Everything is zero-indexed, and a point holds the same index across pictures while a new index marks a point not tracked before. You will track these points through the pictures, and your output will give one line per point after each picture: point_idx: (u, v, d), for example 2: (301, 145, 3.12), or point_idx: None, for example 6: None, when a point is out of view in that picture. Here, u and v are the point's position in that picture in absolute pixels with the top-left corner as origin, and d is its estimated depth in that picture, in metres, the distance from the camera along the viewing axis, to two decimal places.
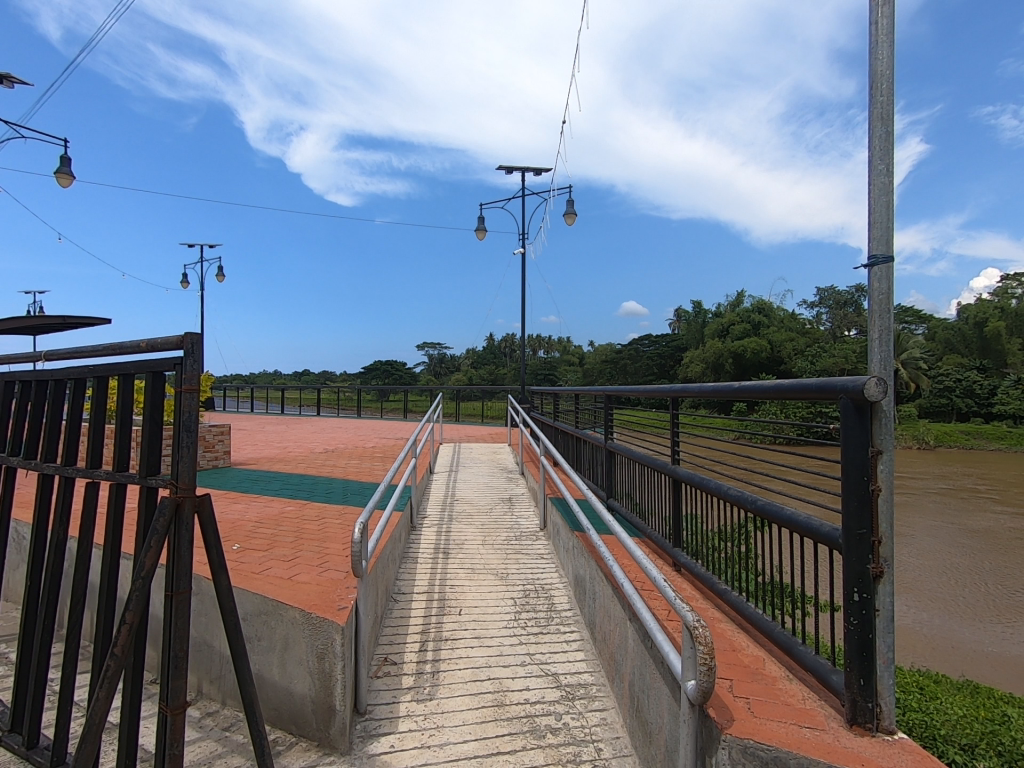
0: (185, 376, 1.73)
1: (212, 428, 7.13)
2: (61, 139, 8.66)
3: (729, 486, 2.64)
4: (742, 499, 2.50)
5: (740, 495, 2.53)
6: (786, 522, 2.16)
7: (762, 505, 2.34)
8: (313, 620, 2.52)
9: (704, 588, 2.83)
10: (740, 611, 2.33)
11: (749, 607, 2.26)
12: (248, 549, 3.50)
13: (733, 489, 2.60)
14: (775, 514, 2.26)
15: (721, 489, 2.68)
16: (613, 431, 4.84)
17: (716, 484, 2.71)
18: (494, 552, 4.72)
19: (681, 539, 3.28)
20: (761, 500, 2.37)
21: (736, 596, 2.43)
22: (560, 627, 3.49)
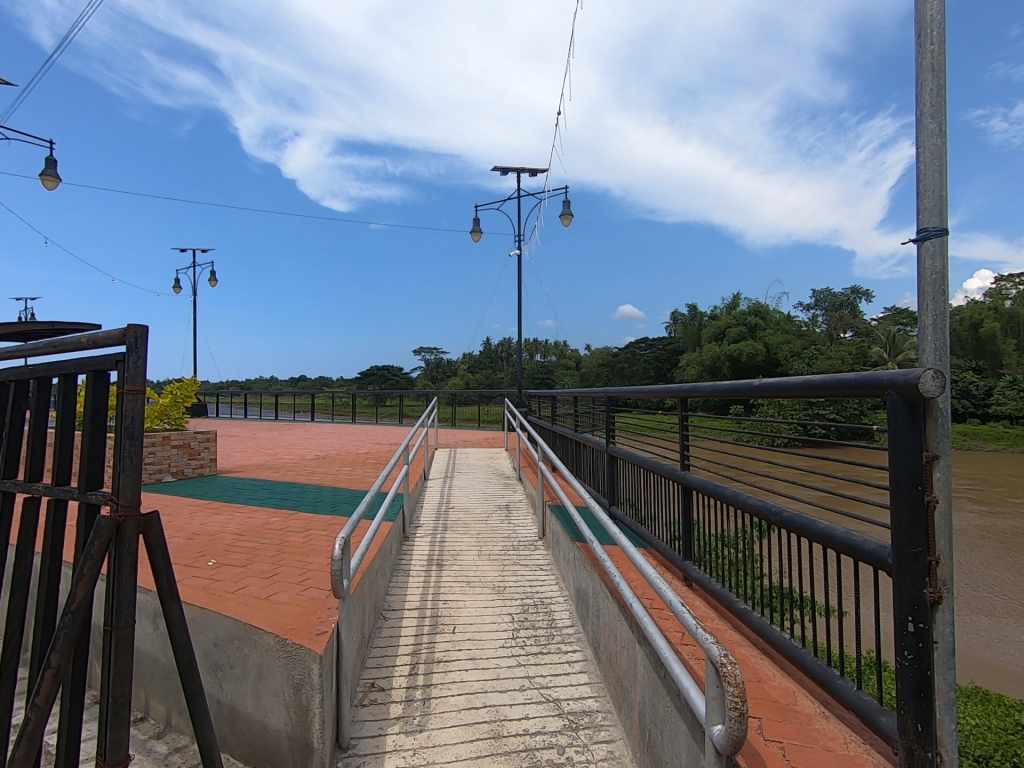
0: (127, 374, 1.49)
1: (198, 435, 6.89)
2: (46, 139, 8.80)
3: (746, 495, 2.37)
4: (761, 509, 2.23)
5: (760, 504, 2.26)
6: (814, 536, 1.88)
7: (784, 516, 2.05)
8: (289, 647, 2.28)
9: (717, 605, 2.59)
10: (762, 633, 2.09)
11: (774, 630, 2.03)
12: (224, 566, 3.24)
13: (751, 498, 2.33)
14: (799, 527, 1.97)
15: (738, 499, 2.41)
16: (615, 435, 4.58)
17: (733, 493, 2.44)
18: (490, 563, 4.48)
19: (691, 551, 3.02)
20: (784, 511, 2.08)
21: (756, 616, 2.18)
22: (560, 646, 3.24)
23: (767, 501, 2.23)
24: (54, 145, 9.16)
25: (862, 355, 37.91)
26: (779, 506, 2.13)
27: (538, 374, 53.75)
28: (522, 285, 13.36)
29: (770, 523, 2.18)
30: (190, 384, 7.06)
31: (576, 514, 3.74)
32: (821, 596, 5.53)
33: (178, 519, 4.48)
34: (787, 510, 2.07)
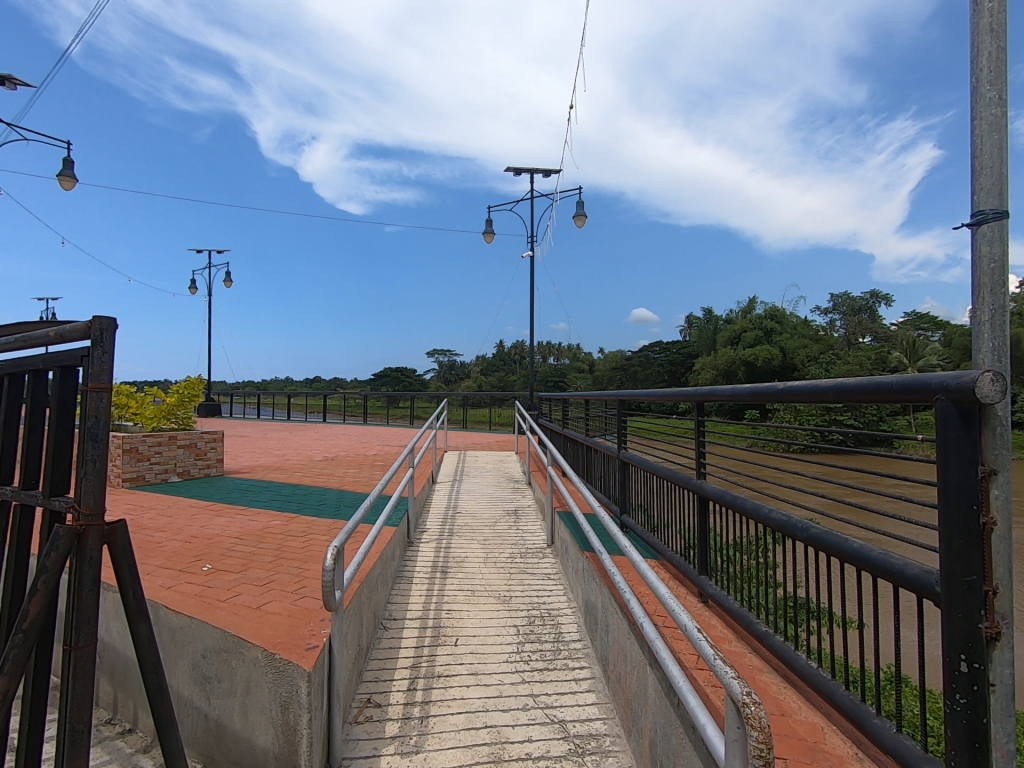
0: (91, 370, 1.37)
1: (204, 435, 6.83)
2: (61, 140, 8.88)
3: (769, 509, 2.17)
4: (786, 525, 2.02)
5: (784, 519, 2.06)
6: (848, 557, 1.68)
7: (811, 532, 1.86)
8: (277, 663, 2.15)
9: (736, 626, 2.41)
10: (785, 659, 1.91)
11: (799, 657, 1.85)
12: (219, 571, 3.13)
13: (775, 512, 2.13)
14: (830, 546, 1.76)
15: (760, 513, 2.21)
16: (626, 440, 4.41)
17: (754, 506, 2.25)
18: (496, 571, 4.33)
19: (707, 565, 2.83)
20: (812, 528, 1.88)
21: (779, 640, 2.00)
22: (567, 663, 3.08)
23: (793, 516, 2.03)
24: (71, 147, 9.33)
25: (882, 361, 37.19)
26: (805, 522, 1.93)
27: (550, 377, 53.53)
28: (534, 286, 13.22)
29: (795, 540, 1.98)
30: (198, 383, 7.01)
31: (585, 523, 3.57)
32: (839, 609, 5.30)
33: (178, 521, 4.39)
34: (815, 527, 1.87)
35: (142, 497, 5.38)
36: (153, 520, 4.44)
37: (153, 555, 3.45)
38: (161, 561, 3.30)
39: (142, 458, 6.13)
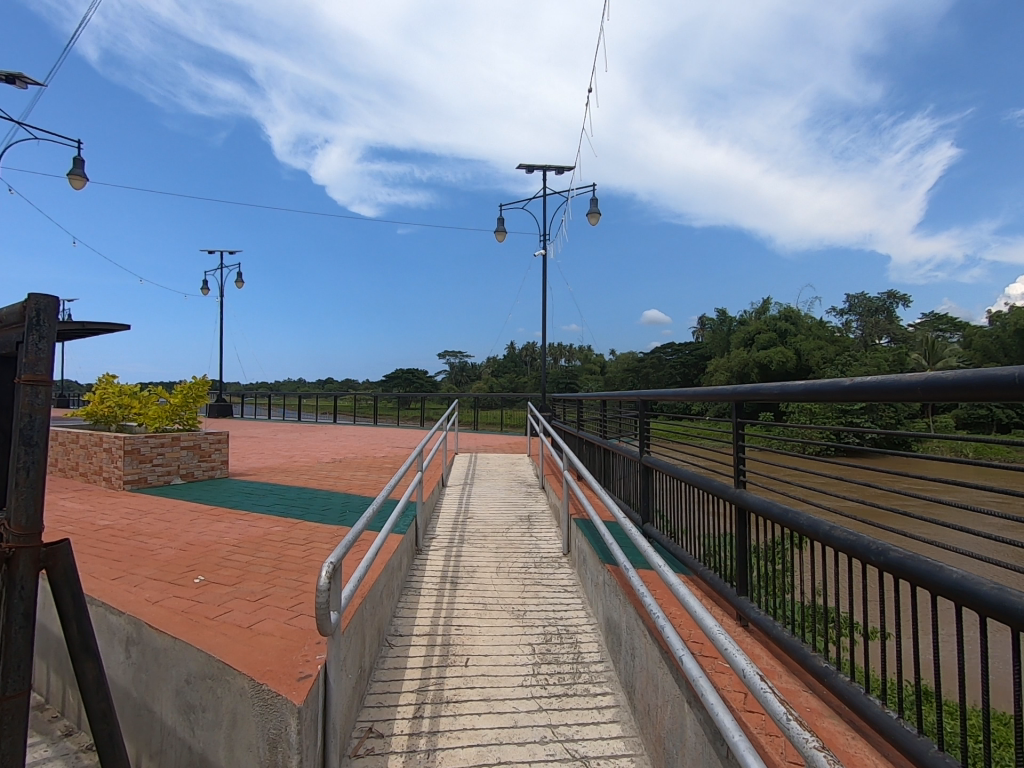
0: (25, 359, 1.13)
1: (209, 436, 6.66)
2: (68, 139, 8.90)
3: (834, 526, 1.78)
4: (853, 547, 1.65)
5: (850, 540, 1.68)
6: (946, 590, 1.33)
7: (890, 556, 1.50)
8: (264, 695, 1.91)
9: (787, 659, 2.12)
10: (859, 709, 1.62)
11: (877, 708, 1.56)
12: (211, 584, 2.91)
13: (840, 530, 1.75)
14: (926, 578, 1.39)
15: (821, 532, 1.84)
16: (649, 443, 4.11)
17: (813, 523, 1.88)
18: (509, 582, 4.08)
19: (747, 585, 2.49)
20: (890, 551, 1.51)
21: (849, 683, 1.69)
22: (588, 688, 2.81)
23: (864, 536, 1.64)
24: (79, 145, 9.40)
25: (900, 363, 36.46)
26: (882, 543, 1.55)
27: (562, 379, 53.20)
28: (546, 284, 12.95)
29: (869, 565, 1.60)
30: (203, 383, 6.84)
31: (605, 532, 3.28)
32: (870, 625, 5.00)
33: (176, 527, 4.19)
34: (896, 550, 1.49)
35: (143, 500, 5.19)
36: (151, 525, 4.24)
37: (145, 564, 3.24)
38: (151, 572, 3.08)
39: (145, 460, 5.96)
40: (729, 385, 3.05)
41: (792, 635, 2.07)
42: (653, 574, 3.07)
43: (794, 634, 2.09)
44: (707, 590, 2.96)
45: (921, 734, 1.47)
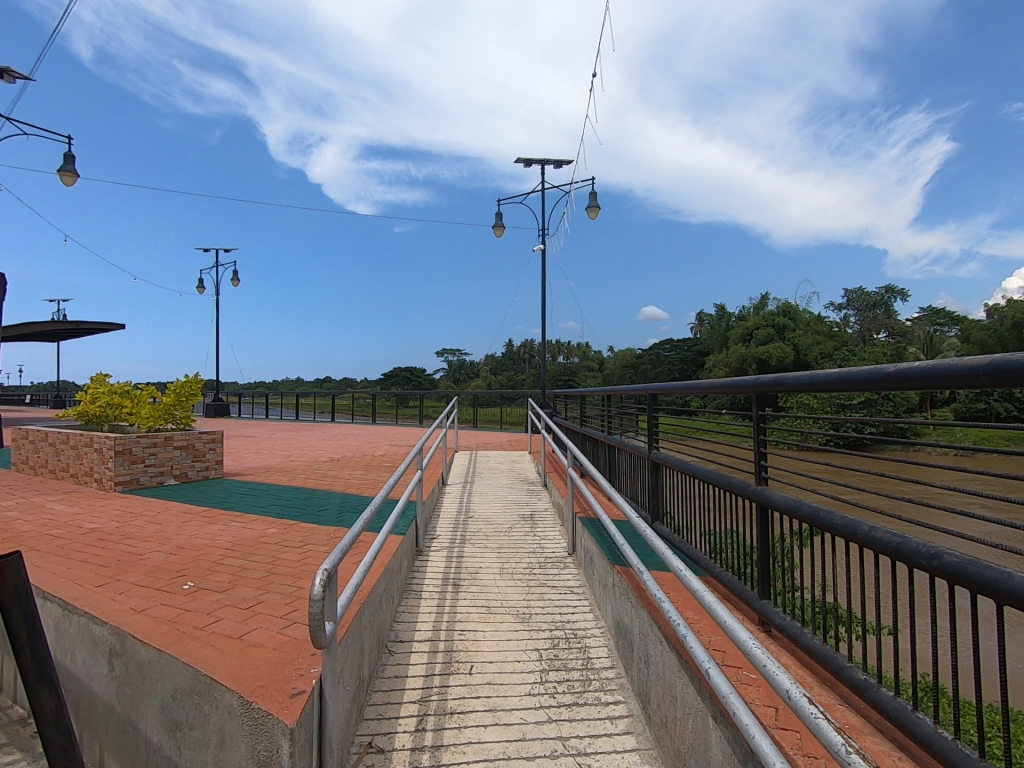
0: None
1: (203, 436, 6.50)
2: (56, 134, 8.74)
3: (874, 527, 1.62)
4: (901, 550, 1.50)
5: (897, 543, 1.52)
6: (1015, 601, 1.19)
7: (945, 561, 1.36)
8: (255, 713, 1.76)
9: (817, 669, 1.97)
10: (909, 730, 1.45)
11: (929, 727, 1.40)
12: (202, 591, 2.76)
13: (883, 531, 1.59)
14: (995, 588, 1.23)
15: (860, 533, 1.68)
16: (659, 440, 3.95)
17: (849, 524, 1.72)
18: (513, 584, 3.94)
19: (768, 588, 2.33)
20: (946, 555, 1.36)
21: (894, 699, 1.53)
22: (599, 696, 2.67)
23: (913, 538, 1.49)
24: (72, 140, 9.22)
25: (899, 357, 36.39)
26: (935, 546, 1.41)
27: (561, 376, 53.05)
28: (546, 280, 12.80)
29: (917, 571, 1.46)
30: (196, 382, 6.68)
31: (614, 532, 3.14)
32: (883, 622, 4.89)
33: (166, 529, 4.03)
34: (952, 555, 1.35)
35: (134, 502, 5.03)
36: (141, 528, 4.09)
37: (132, 570, 3.08)
38: (139, 578, 2.93)
39: (137, 461, 5.80)
40: (737, 376, 2.95)
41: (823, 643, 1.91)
42: (665, 575, 2.93)
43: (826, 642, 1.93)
44: (724, 591, 2.82)
45: (983, 757, 1.31)
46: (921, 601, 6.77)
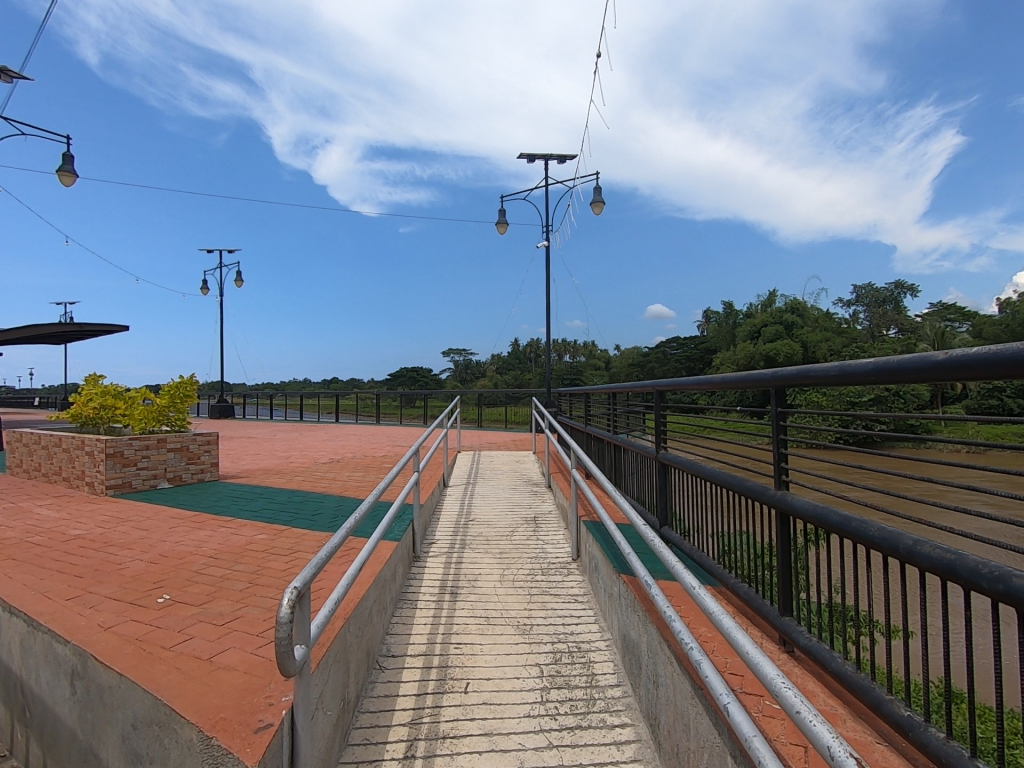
0: None
1: (197, 438, 6.34)
2: (51, 132, 8.63)
3: (921, 542, 1.40)
4: (955, 570, 1.27)
5: (950, 560, 1.29)
6: None
7: (1010, 584, 1.13)
8: (215, 751, 1.58)
9: (850, 700, 1.74)
10: None
11: None
12: (177, 604, 2.57)
13: (931, 548, 1.36)
14: None
15: (902, 548, 1.47)
16: (667, 440, 3.72)
17: (890, 537, 1.50)
18: (514, 592, 3.73)
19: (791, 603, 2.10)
20: (1011, 576, 1.14)
21: (948, 743, 1.30)
22: (604, 719, 2.47)
23: (971, 555, 1.26)
24: (71, 139, 9.13)
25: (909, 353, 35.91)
26: (998, 566, 1.18)
27: (567, 375, 52.83)
28: (550, 277, 12.58)
29: (975, 594, 1.23)
30: (191, 382, 6.51)
31: (618, 537, 2.93)
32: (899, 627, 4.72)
33: (151, 536, 3.86)
34: (1021, 577, 1.13)
35: (123, 506, 4.88)
36: (125, 534, 3.92)
37: (107, 581, 2.90)
38: (112, 590, 2.75)
39: (128, 463, 5.64)
40: (748, 370, 2.73)
41: (857, 672, 1.68)
42: (674, 585, 2.72)
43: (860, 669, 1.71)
44: (739, 604, 2.60)
45: None
46: (936, 603, 6.57)
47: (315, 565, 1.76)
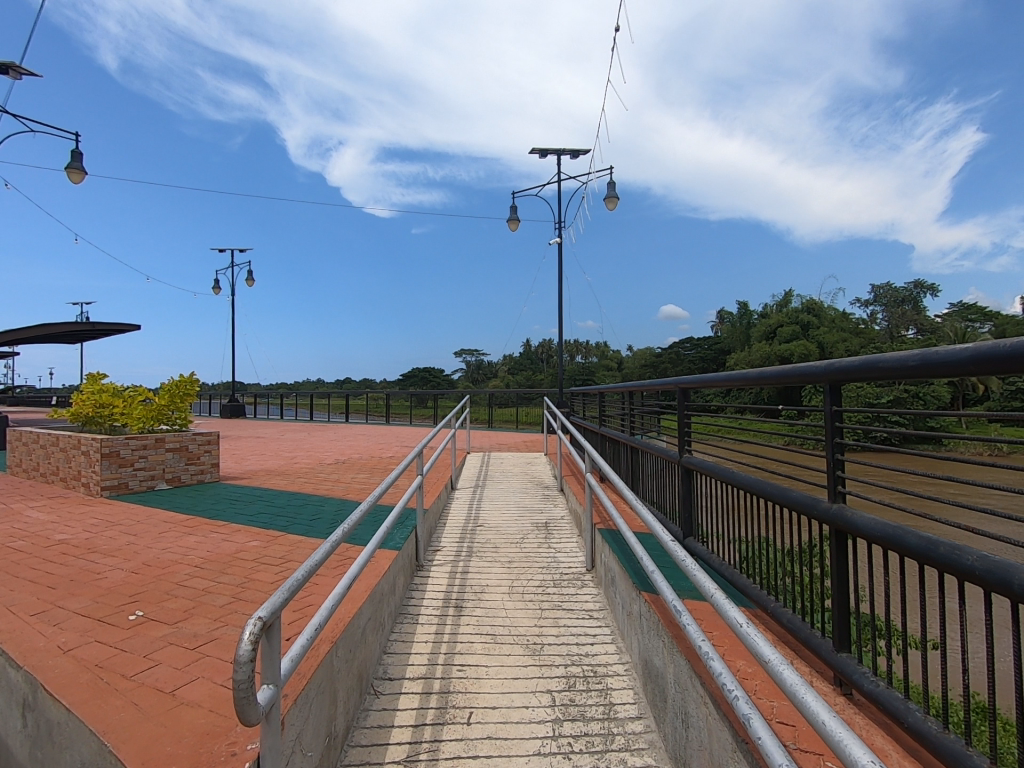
0: None
1: (198, 437, 6.13)
2: (59, 129, 8.58)
3: None
4: None
5: None
6: None
7: None
8: None
9: (930, 762, 1.44)
10: None
11: None
12: (149, 622, 2.33)
13: None
14: None
15: (1019, 586, 1.13)
16: (692, 443, 3.38)
17: (1001, 570, 1.17)
18: (523, 606, 3.45)
19: (849, 636, 1.77)
20: None
21: None
22: (624, 759, 2.17)
23: None
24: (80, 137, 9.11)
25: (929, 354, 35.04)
26: None
27: (580, 376, 52.65)
28: (562, 274, 12.29)
29: None
30: (191, 380, 6.31)
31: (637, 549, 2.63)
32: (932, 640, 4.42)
33: (138, 542, 3.64)
34: None
35: (116, 509, 4.67)
36: (112, 540, 3.69)
37: (79, 594, 2.66)
38: (82, 605, 2.51)
39: (124, 464, 5.44)
40: (781, 365, 2.44)
41: (944, 732, 1.36)
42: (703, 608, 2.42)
43: (947, 727, 1.38)
44: (779, 629, 2.29)
45: None
46: (972, 613, 6.18)
47: (289, 588, 1.49)
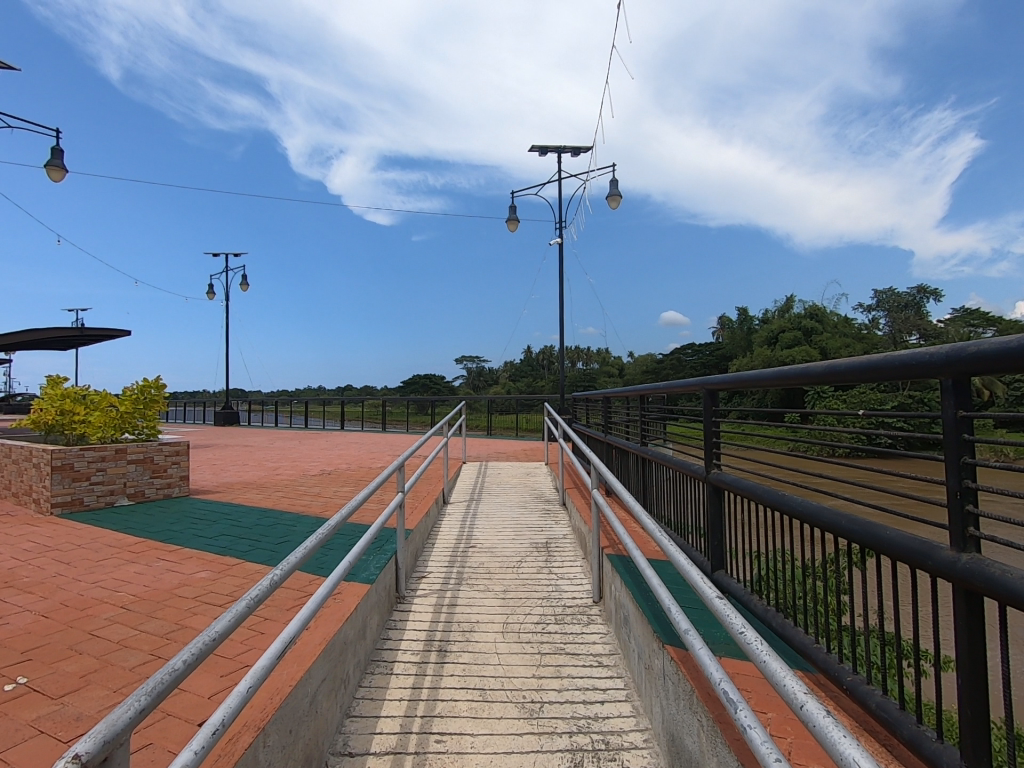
0: None
1: (165, 447, 5.59)
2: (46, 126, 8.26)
3: None
4: None
5: None
6: None
7: None
8: None
9: None
10: None
11: None
12: (29, 695, 1.79)
13: None
14: None
15: None
16: (718, 455, 2.83)
17: None
18: (520, 650, 2.89)
19: (987, 749, 1.20)
20: None
21: None
22: None
23: None
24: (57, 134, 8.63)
25: None
26: None
27: (581, 381, 52.07)
28: (563, 275, 11.74)
29: None
30: (158, 385, 5.79)
31: (650, 573, 2.06)
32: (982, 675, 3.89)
33: (67, 574, 3.09)
34: None
35: (62, 530, 4.12)
36: (37, 571, 3.14)
37: None
38: None
39: (79, 478, 4.91)
40: (807, 362, 1.95)
41: None
42: (749, 683, 1.87)
43: None
44: (858, 710, 1.72)
45: None
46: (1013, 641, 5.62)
47: (150, 690, 0.98)
